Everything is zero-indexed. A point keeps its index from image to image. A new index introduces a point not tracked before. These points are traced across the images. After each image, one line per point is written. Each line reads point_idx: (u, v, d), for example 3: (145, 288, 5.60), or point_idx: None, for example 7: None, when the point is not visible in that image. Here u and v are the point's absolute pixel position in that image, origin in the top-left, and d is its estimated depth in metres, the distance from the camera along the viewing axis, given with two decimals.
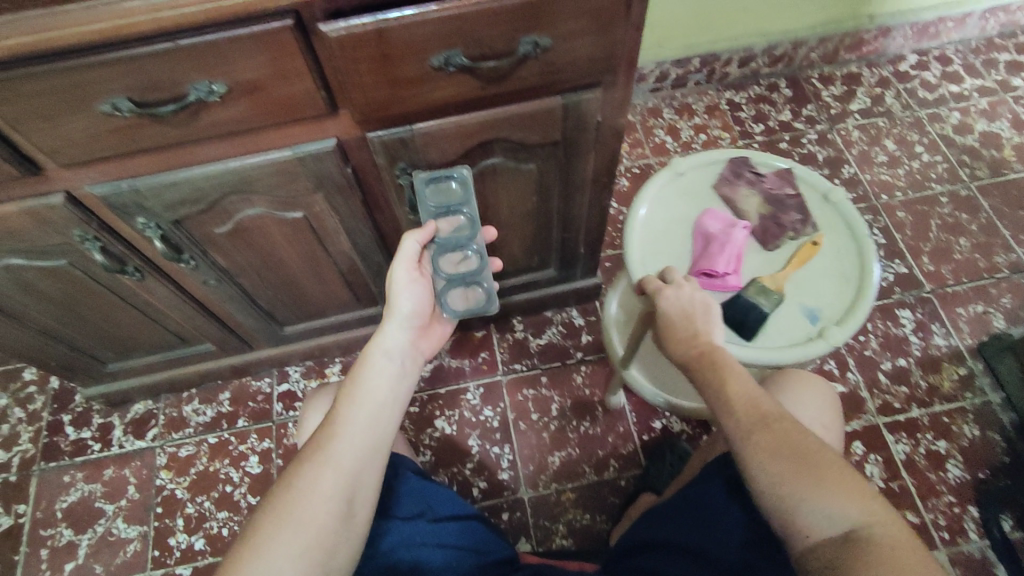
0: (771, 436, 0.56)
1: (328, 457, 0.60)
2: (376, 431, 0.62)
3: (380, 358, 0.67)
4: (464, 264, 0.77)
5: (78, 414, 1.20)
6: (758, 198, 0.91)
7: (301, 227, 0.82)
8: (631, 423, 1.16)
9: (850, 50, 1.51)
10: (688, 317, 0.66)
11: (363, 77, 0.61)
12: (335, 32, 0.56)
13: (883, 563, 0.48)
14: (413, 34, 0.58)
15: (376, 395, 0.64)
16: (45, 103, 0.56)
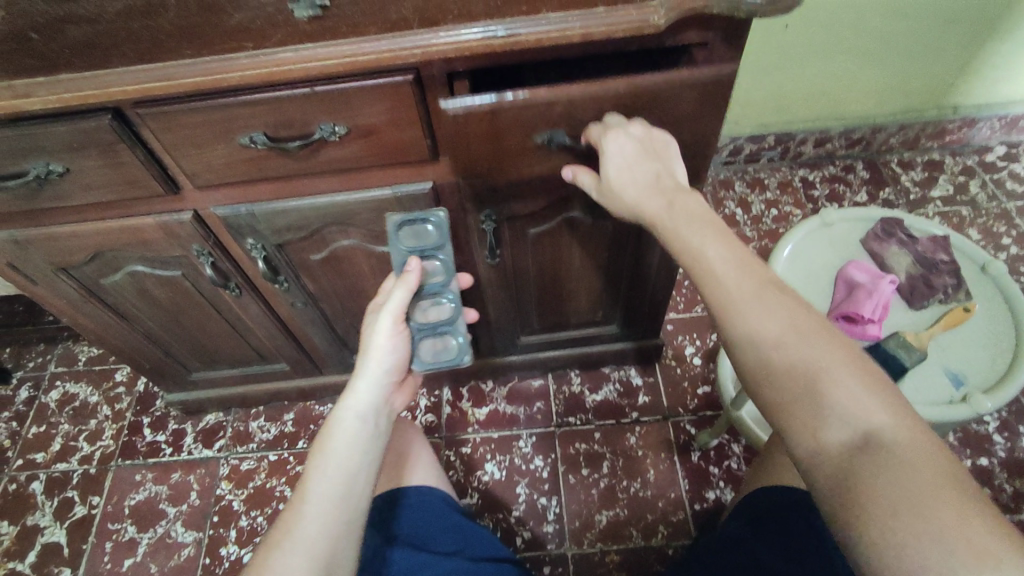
0: (782, 348, 0.49)
1: (283, 552, 0.52)
2: (339, 512, 0.55)
3: (345, 432, 0.60)
4: (437, 312, 0.76)
5: (157, 417, 1.29)
6: (910, 258, 0.92)
7: (387, 261, 0.89)
8: (683, 490, 1.13)
9: (932, 138, 1.51)
10: (653, 173, 0.60)
11: (472, 146, 0.68)
12: (455, 107, 0.63)
13: (894, 475, 0.42)
14: (522, 114, 0.65)
15: (338, 471, 0.57)
16: (197, 133, 0.66)
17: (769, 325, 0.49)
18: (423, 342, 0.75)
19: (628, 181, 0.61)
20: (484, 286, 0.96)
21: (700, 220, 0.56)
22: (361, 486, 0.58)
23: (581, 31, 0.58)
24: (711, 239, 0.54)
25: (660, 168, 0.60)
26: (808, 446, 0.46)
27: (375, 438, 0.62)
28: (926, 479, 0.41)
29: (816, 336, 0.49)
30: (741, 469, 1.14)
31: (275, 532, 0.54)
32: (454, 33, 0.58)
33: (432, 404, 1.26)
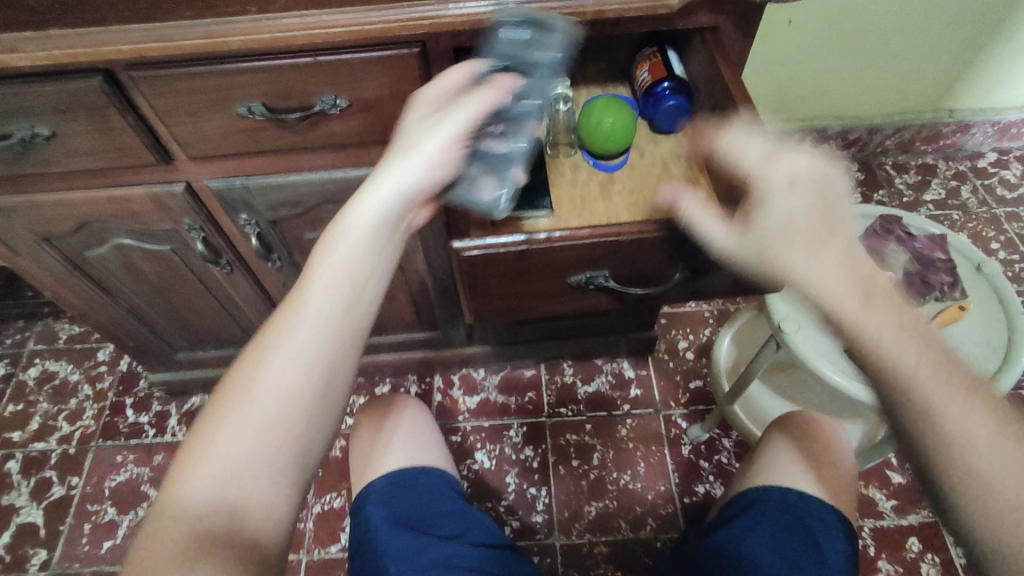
0: (962, 420, 0.40)
1: (265, 376, 0.44)
2: (328, 345, 0.45)
3: (355, 232, 0.47)
4: (502, 143, 0.60)
5: (140, 398, 1.26)
6: (907, 256, 0.90)
7: None
8: (673, 484, 1.13)
9: (926, 142, 1.52)
10: (818, 238, 0.45)
11: (493, 289, 0.57)
12: (470, 249, 0.52)
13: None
14: (557, 256, 0.54)
15: (331, 290, 0.46)
16: (193, 100, 0.64)
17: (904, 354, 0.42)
18: (483, 173, 0.59)
19: (804, 261, 0.44)
20: None
21: (898, 323, 0.42)
22: (359, 309, 0.47)
23: (592, 9, 0.57)
24: (893, 318, 0.43)
25: (841, 243, 0.45)
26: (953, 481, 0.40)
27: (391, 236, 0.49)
28: None
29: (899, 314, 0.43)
30: (730, 463, 1.14)
31: (255, 348, 0.45)
32: (462, 5, 0.57)
33: (423, 391, 1.25)
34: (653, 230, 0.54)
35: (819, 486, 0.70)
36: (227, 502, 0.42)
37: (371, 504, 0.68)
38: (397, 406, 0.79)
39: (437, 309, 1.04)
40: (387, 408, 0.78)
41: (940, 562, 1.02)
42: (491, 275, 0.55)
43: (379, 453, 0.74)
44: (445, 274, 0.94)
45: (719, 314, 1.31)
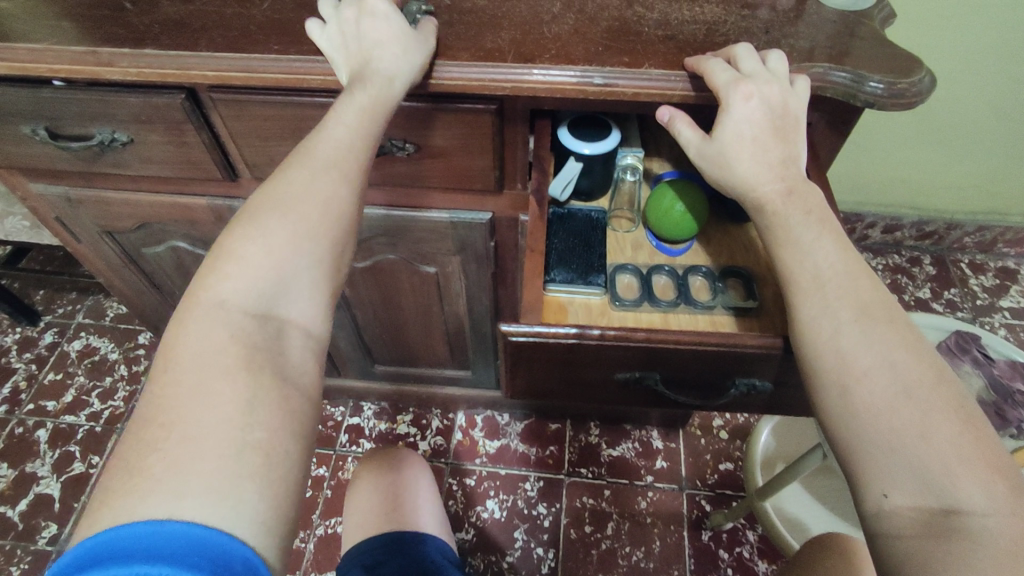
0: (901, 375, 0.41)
1: (290, 207, 0.45)
2: (350, 179, 0.48)
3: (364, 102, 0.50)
4: (664, 288, 0.61)
5: None
6: (982, 382, 0.75)
7: (428, 282, 0.86)
8: (688, 570, 1.07)
9: (1009, 245, 1.43)
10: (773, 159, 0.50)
11: (534, 370, 0.55)
12: (519, 334, 0.50)
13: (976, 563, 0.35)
14: (607, 353, 0.51)
15: (353, 141, 0.49)
16: (266, 126, 0.64)
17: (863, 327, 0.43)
18: (631, 275, 0.62)
19: (748, 148, 0.50)
20: None
21: (843, 257, 0.46)
22: (372, 148, 0.51)
23: (684, 92, 0.55)
24: (826, 235, 0.47)
25: (787, 148, 0.50)
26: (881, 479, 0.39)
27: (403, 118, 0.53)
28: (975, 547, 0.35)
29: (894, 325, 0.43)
30: (752, 559, 1.08)
31: (262, 187, 0.47)
32: (547, 72, 0.55)
33: (443, 427, 1.23)
34: (711, 341, 0.50)
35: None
36: (259, 318, 0.42)
37: (357, 567, 0.67)
38: (393, 458, 0.80)
39: (471, 351, 1.03)
40: (382, 461, 0.79)
41: None
42: (538, 358, 0.52)
43: (375, 512, 0.74)
44: (484, 320, 0.93)
45: None
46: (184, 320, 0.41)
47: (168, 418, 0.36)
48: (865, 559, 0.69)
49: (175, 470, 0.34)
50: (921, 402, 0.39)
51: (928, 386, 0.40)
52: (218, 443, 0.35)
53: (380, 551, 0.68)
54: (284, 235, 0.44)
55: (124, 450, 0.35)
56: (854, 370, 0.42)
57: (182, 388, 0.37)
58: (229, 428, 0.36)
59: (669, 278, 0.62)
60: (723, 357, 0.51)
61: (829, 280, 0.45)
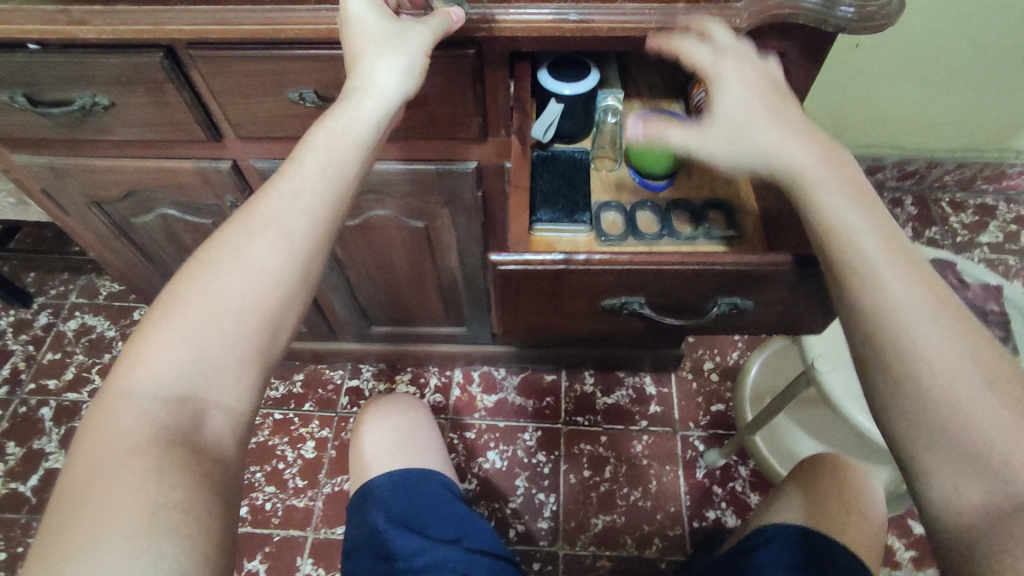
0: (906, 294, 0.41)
1: (245, 245, 0.44)
2: (293, 248, 0.45)
3: (337, 120, 0.49)
4: (647, 222, 0.63)
5: None
6: (956, 304, 0.79)
7: (418, 237, 0.87)
8: (684, 506, 1.12)
9: (988, 182, 1.45)
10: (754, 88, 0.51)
11: (524, 303, 0.57)
12: (508, 264, 0.51)
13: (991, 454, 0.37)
14: (593, 280, 0.53)
15: (320, 170, 0.47)
16: (247, 82, 0.64)
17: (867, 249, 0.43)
18: (614, 212, 0.64)
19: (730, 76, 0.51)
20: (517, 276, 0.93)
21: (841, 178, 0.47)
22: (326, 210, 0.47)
23: (658, 25, 0.55)
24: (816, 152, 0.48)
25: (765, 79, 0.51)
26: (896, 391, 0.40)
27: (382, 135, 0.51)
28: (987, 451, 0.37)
29: (892, 243, 0.44)
30: (745, 492, 1.12)
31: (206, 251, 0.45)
32: (523, 11, 0.55)
33: (442, 384, 1.25)
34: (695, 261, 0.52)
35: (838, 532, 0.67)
36: (186, 397, 0.41)
37: (368, 504, 0.70)
38: (392, 405, 0.83)
39: (465, 306, 1.05)
40: (382, 408, 0.82)
41: None
42: (527, 289, 0.54)
43: (379, 453, 0.77)
44: (476, 273, 0.94)
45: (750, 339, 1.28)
46: (113, 393, 0.41)
47: (88, 494, 0.38)
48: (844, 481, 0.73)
49: (83, 551, 0.36)
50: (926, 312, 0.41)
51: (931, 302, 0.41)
52: (124, 531, 0.36)
53: (389, 488, 0.71)
54: (216, 311, 0.43)
55: (50, 516, 0.38)
56: (847, 276, 0.43)
57: (99, 469, 0.39)
58: (144, 507, 0.37)
59: (652, 214, 0.64)
60: (706, 276, 0.53)
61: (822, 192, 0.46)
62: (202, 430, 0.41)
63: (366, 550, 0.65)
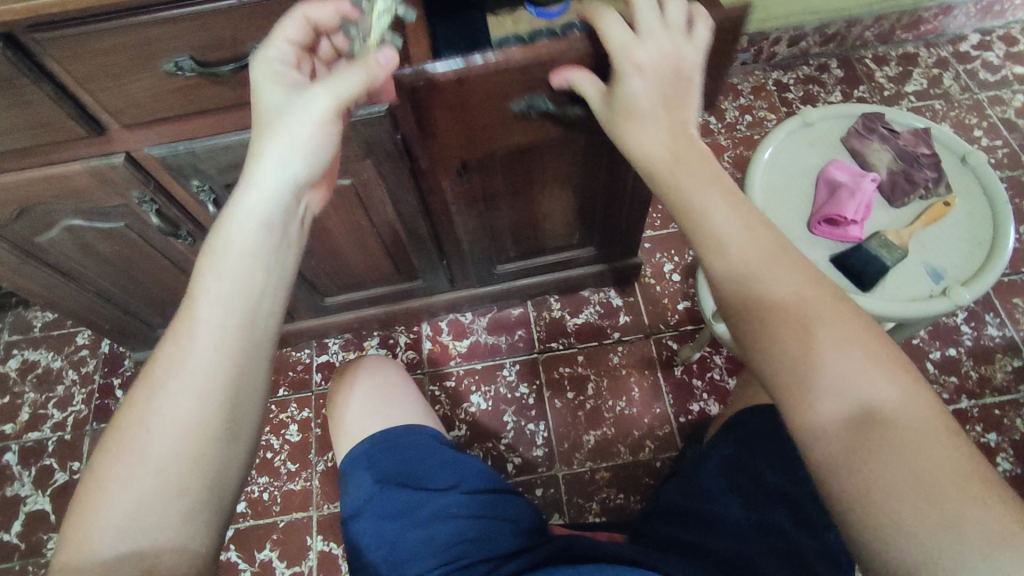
0: (831, 336, 0.42)
1: (158, 407, 0.42)
2: (220, 387, 0.43)
3: (233, 242, 0.47)
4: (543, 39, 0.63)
5: (127, 378, 1.24)
6: (891, 155, 0.80)
7: (348, 195, 0.83)
8: (668, 405, 1.15)
9: (906, 30, 1.46)
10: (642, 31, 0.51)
11: (440, 117, 0.61)
12: (407, 75, 0.54)
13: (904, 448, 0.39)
14: (494, 83, 0.57)
15: (231, 302, 0.45)
16: (113, 60, 0.58)
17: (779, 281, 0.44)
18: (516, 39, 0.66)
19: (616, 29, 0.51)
20: (453, 219, 0.92)
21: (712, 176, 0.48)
22: (247, 339, 0.45)
23: None
24: (714, 186, 0.48)
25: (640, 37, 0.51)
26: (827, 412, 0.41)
27: (284, 249, 0.49)
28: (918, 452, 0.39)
29: (772, 251, 0.45)
30: (723, 379, 1.16)
31: (126, 412, 0.43)
32: None
33: (412, 341, 1.24)
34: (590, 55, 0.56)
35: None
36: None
37: (359, 469, 0.69)
38: (367, 369, 0.81)
39: (414, 258, 1.03)
40: (359, 373, 0.80)
41: None
42: (438, 101, 0.58)
43: (362, 418, 0.76)
44: (417, 220, 0.92)
45: None
46: None
47: None
48: None
49: None
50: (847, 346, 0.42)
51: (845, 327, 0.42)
52: None
53: (377, 450, 0.70)
54: (149, 480, 0.41)
55: None
56: (740, 275, 0.44)
57: None
58: None
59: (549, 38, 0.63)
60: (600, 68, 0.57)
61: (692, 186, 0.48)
62: None
63: (363, 515, 0.65)
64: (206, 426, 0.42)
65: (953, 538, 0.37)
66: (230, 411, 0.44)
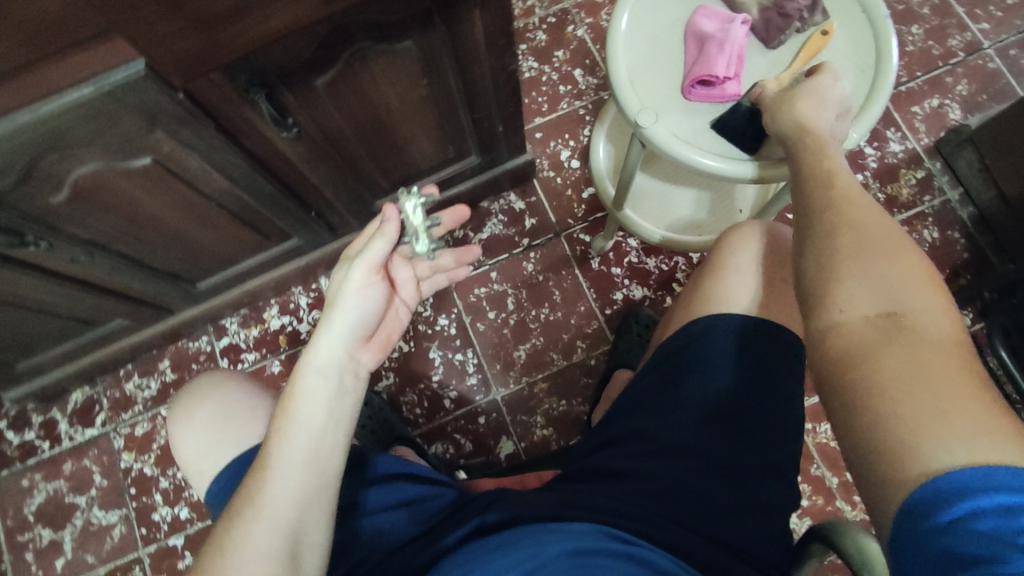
0: (879, 270, 0.48)
1: (248, 532, 0.49)
2: (306, 494, 0.51)
3: (311, 379, 0.55)
4: None
5: (14, 416, 1.13)
6: None
7: (156, 174, 0.69)
8: (592, 301, 1.11)
9: None
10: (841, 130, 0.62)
11: (165, 21, 0.51)
12: None
13: (915, 343, 0.43)
14: None
15: (314, 425, 0.53)
16: None
17: (862, 210, 0.52)
18: None
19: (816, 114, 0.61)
20: (300, 167, 0.81)
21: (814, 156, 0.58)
22: (331, 463, 0.53)
23: None
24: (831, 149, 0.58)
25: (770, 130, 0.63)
26: (851, 293, 0.48)
27: (342, 397, 0.56)
28: (930, 355, 0.42)
29: (866, 205, 0.53)
30: (641, 261, 1.12)
31: (236, 506, 0.51)
32: None
33: (314, 300, 1.15)
34: None
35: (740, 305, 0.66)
36: None
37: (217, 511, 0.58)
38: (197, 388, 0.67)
39: (279, 219, 0.91)
40: (187, 398, 0.66)
41: None
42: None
43: (206, 450, 0.62)
44: (257, 180, 0.78)
45: (593, 108, 1.20)
46: None
47: None
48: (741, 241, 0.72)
49: None
50: (893, 260, 0.48)
51: (905, 252, 0.49)
52: None
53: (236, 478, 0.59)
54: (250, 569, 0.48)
55: None
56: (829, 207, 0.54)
57: None
58: None
59: None
60: None
61: (822, 171, 0.57)
62: None
63: (365, 506, 0.61)
64: (281, 558, 0.48)
65: (934, 434, 0.38)
66: (297, 539, 0.50)
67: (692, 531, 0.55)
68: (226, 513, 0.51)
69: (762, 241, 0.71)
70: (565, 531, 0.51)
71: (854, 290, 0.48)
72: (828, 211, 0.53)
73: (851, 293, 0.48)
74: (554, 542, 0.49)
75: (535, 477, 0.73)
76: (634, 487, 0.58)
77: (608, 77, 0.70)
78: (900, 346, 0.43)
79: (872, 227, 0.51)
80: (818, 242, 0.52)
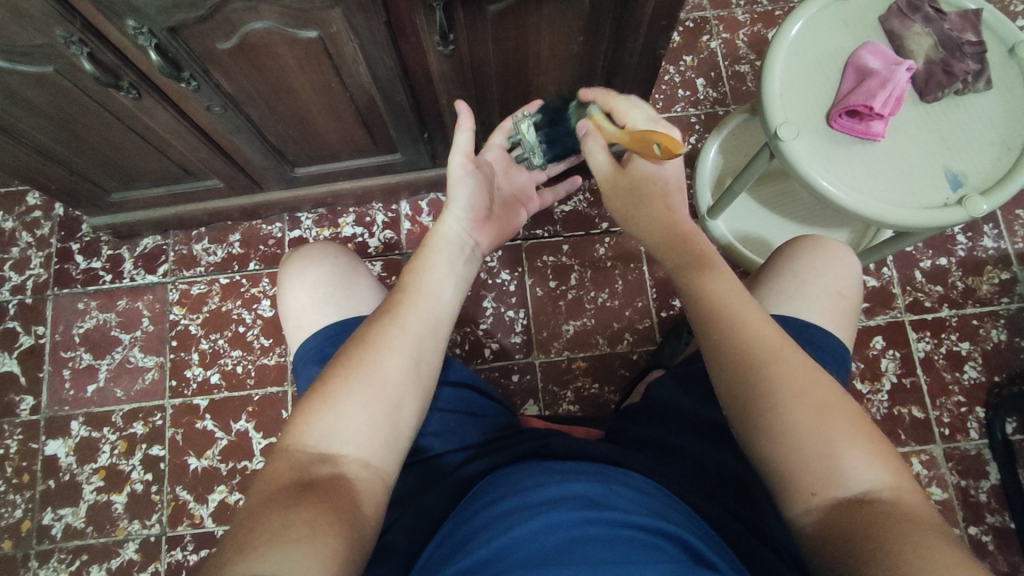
0: (815, 438, 0.51)
1: (387, 339, 0.58)
2: (444, 313, 0.63)
3: (444, 238, 0.68)
4: None
5: (87, 243, 1.18)
6: (932, 40, 0.75)
7: (315, 51, 0.73)
8: (651, 300, 1.13)
9: None
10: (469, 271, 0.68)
11: None
12: None
13: (887, 522, 0.47)
14: None
15: (446, 264, 0.65)
16: None
17: (792, 375, 0.53)
18: None
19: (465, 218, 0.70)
20: (435, 83, 0.83)
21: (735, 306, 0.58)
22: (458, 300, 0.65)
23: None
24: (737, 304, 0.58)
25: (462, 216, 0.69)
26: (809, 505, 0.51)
27: (466, 262, 0.69)
28: (907, 528, 0.46)
29: (789, 362, 0.54)
30: None
31: (389, 310, 0.60)
32: None
33: (390, 220, 1.18)
34: None
35: (812, 309, 0.67)
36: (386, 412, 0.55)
37: (310, 363, 0.67)
38: (315, 255, 0.74)
39: (392, 129, 0.94)
40: (304, 261, 0.73)
41: (899, 357, 1.10)
42: None
43: (308, 310, 0.71)
44: (395, 86, 0.81)
45: (705, 119, 1.20)
46: (332, 403, 0.54)
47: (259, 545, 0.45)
48: (831, 246, 0.71)
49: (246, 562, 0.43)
50: (829, 418, 0.52)
51: (829, 405, 0.52)
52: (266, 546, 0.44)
53: (336, 341, 0.68)
54: (405, 353, 0.58)
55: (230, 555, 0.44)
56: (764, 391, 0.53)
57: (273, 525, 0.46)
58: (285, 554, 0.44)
59: None
60: None
61: (757, 342, 0.55)
62: (394, 433, 0.56)
63: (439, 401, 0.68)
64: (409, 362, 0.58)
65: None
66: (435, 343, 0.61)
67: (737, 519, 0.58)
68: (377, 315, 0.61)
69: (845, 256, 0.71)
70: (630, 480, 0.54)
71: (803, 475, 0.51)
72: (757, 376, 0.54)
73: (811, 482, 0.51)
74: (624, 484, 0.53)
75: (582, 432, 0.78)
76: (688, 468, 0.62)
77: (759, 97, 0.76)
78: (860, 519, 0.48)
79: (795, 371, 0.54)
80: (761, 438, 0.53)
